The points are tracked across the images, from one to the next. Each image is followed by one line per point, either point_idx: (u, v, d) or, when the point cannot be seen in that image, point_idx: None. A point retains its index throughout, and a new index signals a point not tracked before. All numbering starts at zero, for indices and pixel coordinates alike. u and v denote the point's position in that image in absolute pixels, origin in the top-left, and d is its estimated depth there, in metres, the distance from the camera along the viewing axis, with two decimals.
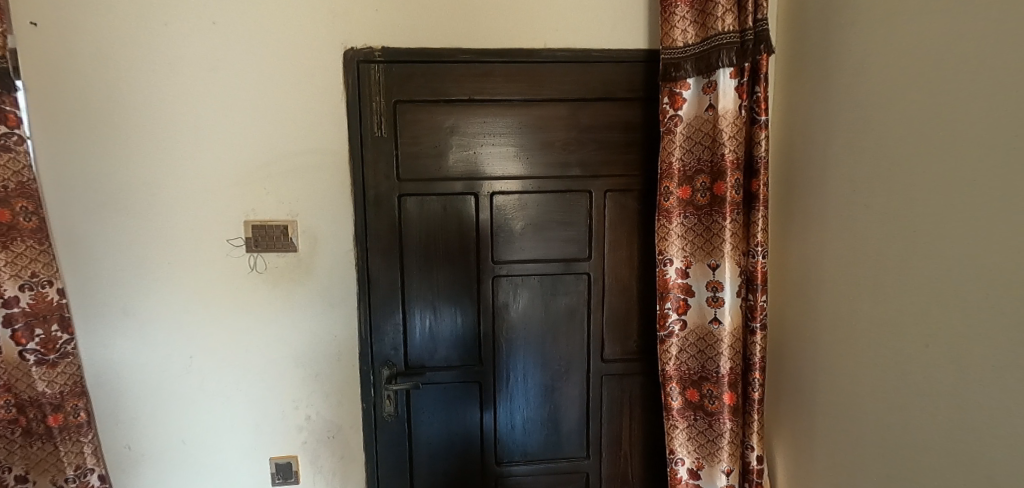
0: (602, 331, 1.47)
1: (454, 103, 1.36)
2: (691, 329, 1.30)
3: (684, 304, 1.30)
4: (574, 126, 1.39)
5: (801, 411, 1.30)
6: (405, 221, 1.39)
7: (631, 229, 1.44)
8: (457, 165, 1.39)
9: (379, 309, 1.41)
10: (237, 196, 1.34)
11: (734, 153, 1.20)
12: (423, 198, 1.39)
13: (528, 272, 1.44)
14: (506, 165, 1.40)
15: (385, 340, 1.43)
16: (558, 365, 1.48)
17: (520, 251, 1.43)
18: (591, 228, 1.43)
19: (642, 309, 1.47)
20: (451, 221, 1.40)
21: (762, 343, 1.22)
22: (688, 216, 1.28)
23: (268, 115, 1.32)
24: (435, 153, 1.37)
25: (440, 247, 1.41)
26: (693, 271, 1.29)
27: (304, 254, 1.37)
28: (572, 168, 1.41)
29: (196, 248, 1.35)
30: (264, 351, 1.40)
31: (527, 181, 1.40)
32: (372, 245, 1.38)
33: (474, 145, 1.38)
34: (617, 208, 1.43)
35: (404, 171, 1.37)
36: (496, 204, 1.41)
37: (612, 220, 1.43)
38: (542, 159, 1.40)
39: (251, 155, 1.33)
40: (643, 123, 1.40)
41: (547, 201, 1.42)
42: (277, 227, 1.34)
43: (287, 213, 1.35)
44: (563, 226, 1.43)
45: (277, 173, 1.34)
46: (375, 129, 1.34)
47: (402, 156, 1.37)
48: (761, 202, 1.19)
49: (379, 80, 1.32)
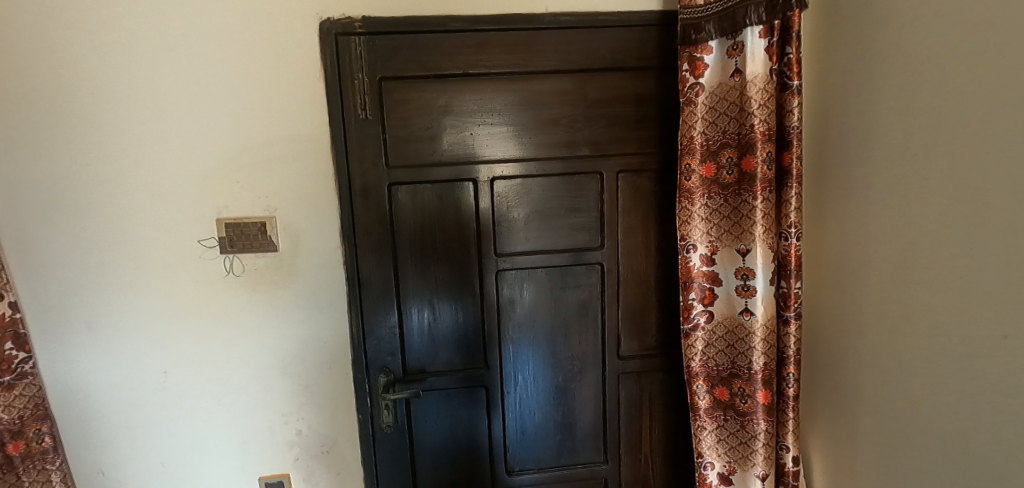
0: (617, 326, 1.35)
1: (447, 79, 1.21)
2: (719, 321, 1.18)
3: (710, 294, 1.18)
4: (581, 101, 1.25)
5: (841, 408, 1.18)
6: (397, 213, 1.26)
7: (647, 213, 1.30)
8: (453, 149, 1.24)
9: (372, 311, 1.28)
10: (207, 192, 1.19)
11: (765, 124, 1.05)
12: (416, 186, 1.25)
13: (533, 265, 1.31)
14: (506, 147, 1.26)
15: (381, 344, 1.30)
16: (571, 364, 1.36)
17: (524, 243, 1.30)
18: (602, 214, 1.30)
19: (660, 301, 1.35)
20: (446, 212, 1.27)
21: (796, 335, 1.10)
22: (712, 196, 1.15)
23: (237, 100, 1.16)
24: (428, 136, 1.23)
25: (436, 240, 1.28)
26: (719, 258, 1.16)
27: (284, 253, 1.23)
28: (580, 147, 1.27)
29: (164, 251, 1.20)
30: (246, 362, 1.26)
31: (529, 165, 1.27)
32: (361, 241, 1.25)
33: (470, 126, 1.24)
34: (631, 191, 1.29)
35: (394, 157, 1.23)
36: (496, 192, 1.27)
37: (627, 205, 1.30)
38: (546, 139, 1.26)
39: (220, 145, 1.18)
40: (658, 95, 1.26)
41: (553, 186, 1.28)
42: (254, 225, 1.20)
43: (264, 208, 1.21)
44: (570, 214, 1.29)
45: (251, 164, 1.19)
46: (359, 110, 1.19)
47: (391, 140, 1.23)
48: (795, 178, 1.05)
49: (362, 55, 1.18)
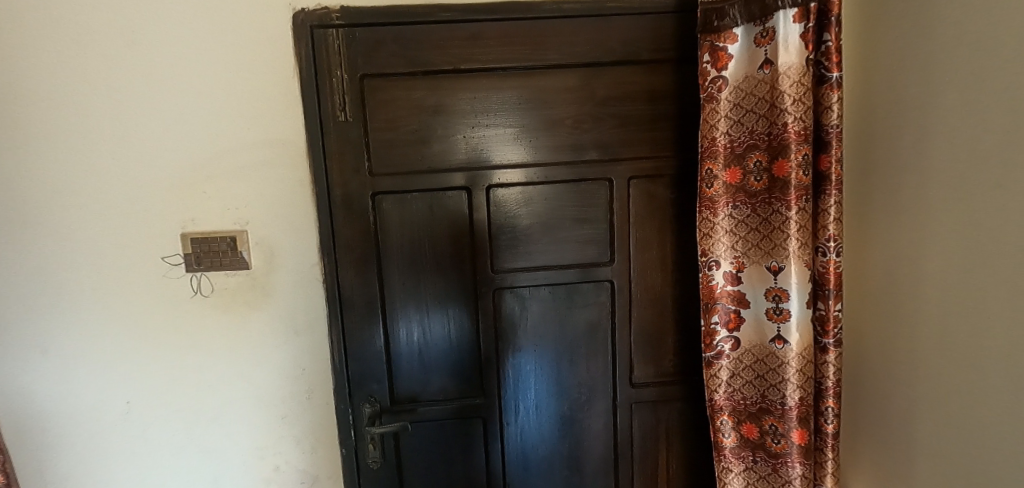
0: (630, 350, 1.20)
1: (437, 75, 1.09)
2: (746, 349, 1.03)
3: (735, 318, 1.03)
4: (587, 99, 1.12)
5: (888, 449, 1.03)
6: (382, 227, 1.13)
7: (662, 224, 1.16)
8: (445, 154, 1.11)
9: (356, 335, 1.15)
10: (172, 204, 1.07)
11: (801, 122, 0.91)
12: (404, 196, 1.12)
13: (534, 284, 1.17)
14: (505, 151, 1.12)
15: (367, 370, 1.17)
16: (578, 392, 1.22)
17: (524, 259, 1.16)
18: (611, 225, 1.16)
19: (677, 322, 1.20)
20: (437, 224, 1.14)
21: (836, 363, 0.94)
22: (738, 205, 1.01)
23: (204, 101, 1.05)
24: (416, 140, 1.11)
25: (426, 256, 1.15)
26: (746, 276, 1.01)
27: (258, 272, 1.11)
28: (587, 151, 1.13)
29: (125, 270, 1.09)
30: (218, 391, 1.14)
31: (529, 171, 1.13)
32: (342, 258, 1.12)
33: (463, 128, 1.11)
34: (644, 199, 1.15)
35: (378, 163, 1.11)
36: (492, 202, 1.14)
37: (639, 215, 1.16)
38: (548, 142, 1.13)
39: (185, 152, 1.06)
40: (674, 91, 1.12)
41: (557, 195, 1.15)
42: (224, 240, 1.08)
43: (235, 221, 1.09)
44: (575, 226, 1.16)
45: (220, 173, 1.07)
46: (338, 111, 1.07)
47: (375, 146, 1.10)
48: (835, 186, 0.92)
49: (341, 50, 1.05)
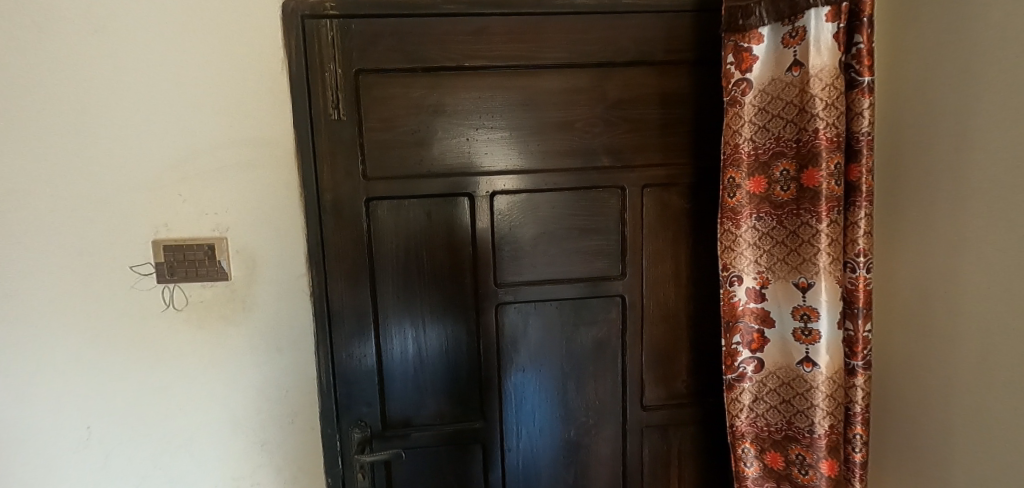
0: (641, 370, 1.12)
1: (437, 72, 1.01)
2: (771, 372, 0.95)
3: (758, 338, 0.96)
4: (599, 101, 1.04)
5: (919, 480, 0.96)
6: (376, 235, 1.04)
7: (676, 236, 1.09)
8: (449, 157, 1.03)
9: (345, 353, 1.06)
10: (142, 208, 0.97)
11: (833, 128, 0.84)
12: (400, 203, 1.04)
13: (539, 299, 1.09)
14: (505, 155, 1.04)
15: (356, 392, 1.07)
16: (584, 416, 1.13)
17: (529, 271, 1.08)
18: (623, 236, 1.09)
19: (691, 341, 1.12)
20: (435, 234, 1.05)
21: (864, 387, 0.88)
22: (762, 217, 0.94)
23: (180, 94, 0.94)
24: (415, 141, 1.02)
25: (422, 267, 1.06)
26: (771, 292, 0.94)
27: (237, 283, 1.00)
28: (598, 157, 1.06)
29: (87, 280, 0.98)
30: (191, 415, 1.03)
31: (535, 177, 1.05)
32: (332, 268, 1.03)
33: (468, 130, 1.03)
34: (658, 209, 1.08)
35: (372, 166, 1.02)
36: (495, 210, 1.06)
37: (653, 225, 1.08)
38: (556, 147, 1.05)
39: (159, 151, 0.96)
40: (691, 94, 1.05)
41: (565, 204, 1.07)
42: (200, 249, 0.98)
43: (212, 227, 0.98)
44: (584, 237, 1.08)
45: (197, 174, 0.97)
46: (330, 109, 0.99)
47: (369, 147, 1.01)
48: (863, 199, 0.85)
49: (334, 42, 0.97)
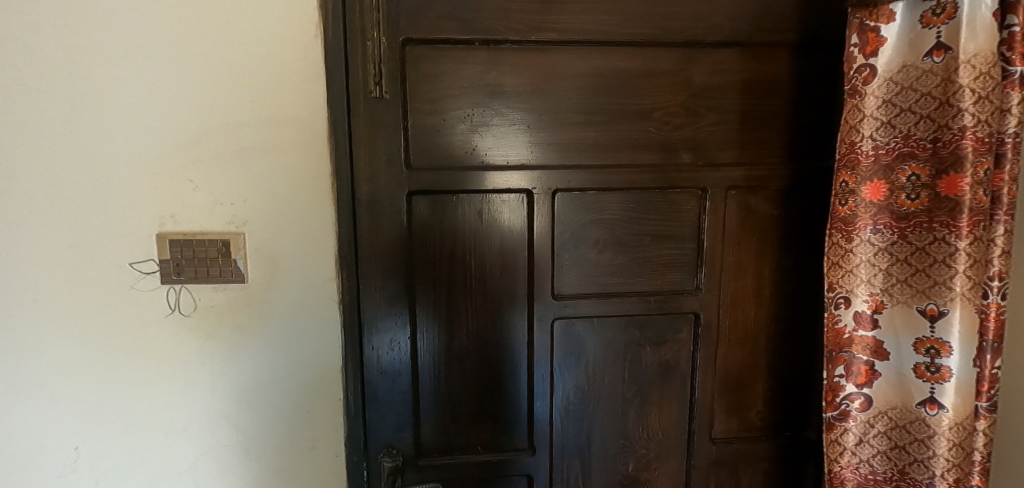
0: (712, 398, 0.98)
1: (497, 46, 0.86)
2: (881, 411, 0.81)
3: (867, 372, 0.82)
4: (683, 87, 0.89)
5: None
6: (416, 235, 0.90)
7: (760, 246, 0.95)
8: (466, 146, 0.88)
9: (376, 370, 0.93)
10: (145, 196, 0.82)
11: (986, 126, 0.69)
12: (445, 199, 0.89)
13: (601, 315, 0.94)
14: (510, 149, 0.89)
15: (387, 414, 0.94)
16: (644, 448, 0.99)
17: (591, 283, 0.93)
18: (700, 245, 0.94)
19: (769, 366, 0.98)
20: (484, 237, 0.91)
21: (985, 433, 0.71)
22: (881, 230, 0.79)
23: (192, 61, 0.79)
24: (465, 127, 0.87)
25: (467, 275, 0.92)
26: (888, 319, 0.79)
27: (254, 288, 0.86)
28: (677, 152, 0.91)
29: (78, 278, 0.83)
30: (197, 437, 0.89)
31: (603, 174, 0.90)
32: (365, 272, 0.89)
33: (510, 129, 0.88)
34: (742, 215, 0.93)
35: (416, 154, 0.87)
36: (555, 211, 0.91)
37: (735, 233, 0.94)
38: (630, 139, 0.90)
39: (166, 128, 0.80)
40: (787, 83, 0.91)
41: (636, 205, 0.92)
42: (212, 246, 0.83)
43: (227, 220, 0.83)
44: (655, 245, 0.93)
45: (211, 157, 0.82)
46: (371, 85, 0.84)
47: (414, 133, 0.87)
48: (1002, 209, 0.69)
49: (379, 6, 0.82)
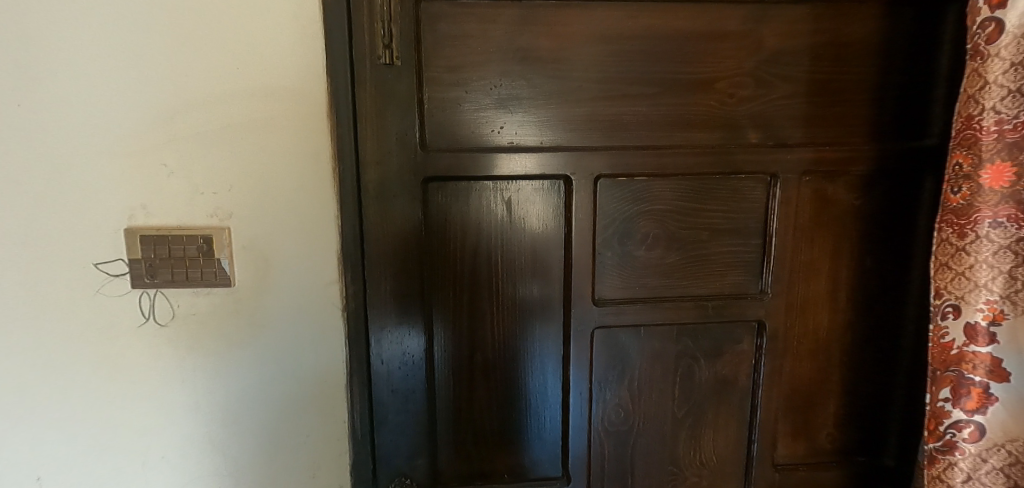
0: (776, 420, 0.84)
1: (531, 2, 0.71)
2: (1000, 444, 0.67)
3: (980, 396, 0.67)
4: (751, 53, 0.74)
5: None
6: (431, 230, 0.76)
7: (837, 243, 0.80)
8: (486, 123, 0.74)
9: (386, 388, 0.80)
10: (111, 183, 0.68)
11: None
12: (466, 187, 0.75)
13: (649, 324, 0.80)
14: (529, 131, 0.74)
15: (399, 438, 0.81)
16: (694, 476, 0.86)
17: (637, 286, 0.79)
18: (766, 241, 0.79)
19: (841, 382, 0.85)
20: (512, 232, 0.77)
21: None
22: (1005, 223, 0.63)
23: (163, 17, 0.65)
24: (491, 101, 0.73)
25: (492, 277, 0.78)
26: (1013, 334, 0.64)
27: (242, 293, 0.72)
28: (742, 131, 0.76)
29: (33, 281, 0.69)
30: (179, 465, 0.76)
31: (654, 157, 0.75)
32: (373, 275, 0.76)
33: (544, 104, 0.74)
34: (816, 205, 0.79)
35: (433, 134, 0.73)
36: (597, 201, 0.76)
37: (808, 227, 0.79)
38: (687, 115, 0.75)
39: (133, 100, 0.66)
40: (875, 47, 0.76)
41: (692, 194, 0.77)
42: (191, 243, 0.70)
43: (210, 212, 0.70)
44: (713, 241, 0.79)
45: (188, 136, 0.68)
46: (380, 50, 0.70)
47: (430, 108, 0.73)
48: None
49: None
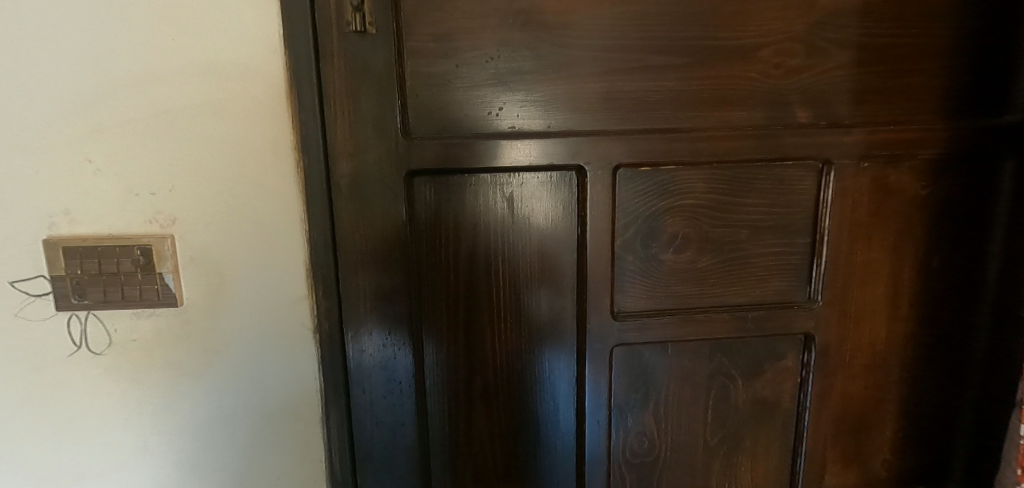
0: (825, 446, 0.73)
1: None
2: None
3: None
4: (802, 13, 0.61)
5: None
6: (419, 235, 0.64)
7: (899, 240, 0.68)
8: (482, 104, 0.61)
9: (370, 420, 0.68)
10: (22, 184, 0.55)
11: None
12: (460, 183, 0.63)
13: (678, 339, 0.68)
14: (533, 114, 0.62)
15: (388, 477, 0.69)
16: None
17: (664, 295, 0.67)
18: (816, 240, 0.67)
19: (901, 402, 0.73)
20: (515, 234, 0.65)
21: None
22: None
23: None
24: (487, 77, 0.60)
25: (492, 288, 0.66)
26: None
27: (193, 314, 0.61)
28: (789, 110, 0.63)
29: None
30: None
31: (686, 141, 0.62)
32: (350, 289, 0.64)
33: (551, 80, 0.61)
34: (876, 197, 0.66)
35: (417, 119, 0.61)
36: (616, 196, 0.64)
37: (866, 223, 0.67)
38: (724, 91, 0.63)
39: (42, 80, 0.53)
40: (949, 5, 0.63)
41: (730, 185, 0.65)
42: (125, 255, 0.57)
43: (149, 218, 0.58)
44: (753, 240, 0.67)
45: (116, 125, 0.55)
46: (349, 16, 0.57)
47: (414, 87, 0.60)
48: None
49: None
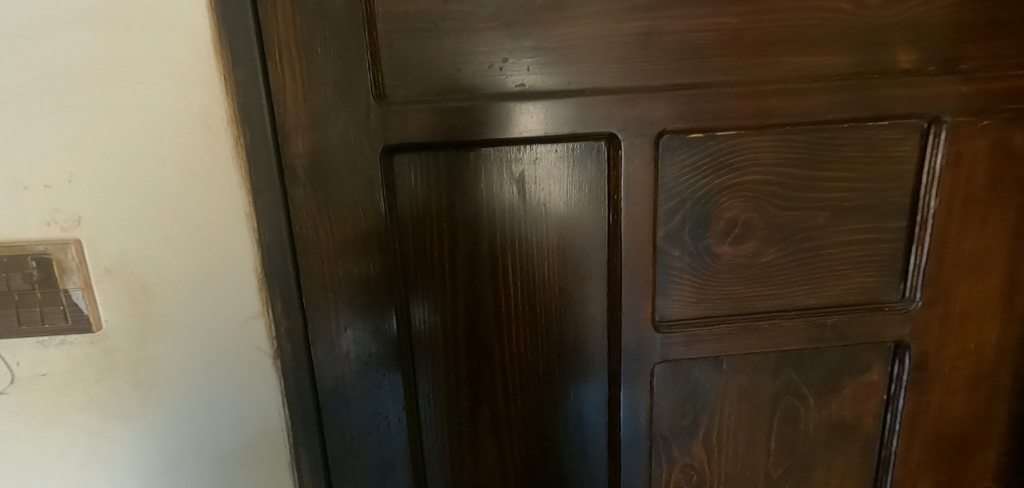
0: (912, 474, 0.59)
1: None
2: None
3: None
4: None
5: None
6: (403, 231, 0.49)
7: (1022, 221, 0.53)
8: (480, 55, 0.45)
9: (353, 462, 0.54)
10: None
11: None
12: (455, 161, 0.48)
13: (736, 353, 0.54)
14: (549, 66, 0.46)
15: None
16: None
17: (719, 299, 0.52)
18: (916, 223, 0.52)
19: (1012, 421, 0.59)
20: (528, 226, 0.50)
21: None
22: None
23: None
24: (487, 16, 0.44)
25: (500, 296, 0.52)
26: None
27: (115, 340, 0.47)
28: (893, 51, 0.47)
29: None
30: None
31: (752, 97, 0.47)
32: (318, 303, 0.50)
33: (574, 19, 0.45)
34: (996, 166, 0.51)
35: (394, 77, 0.45)
36: (659, 173, 0.49)
37: (982, 200, 0.52)
38: (807, 26, 0.46)
39: None
40: None
41: (807, 155, 0.50)
42: (16, 268, 0.42)
43: (41, 218, 0.42)
44: (835, 225, 0.52)
45: None
46: None
47: (386, 32, 0.44)
48: None
49: None
